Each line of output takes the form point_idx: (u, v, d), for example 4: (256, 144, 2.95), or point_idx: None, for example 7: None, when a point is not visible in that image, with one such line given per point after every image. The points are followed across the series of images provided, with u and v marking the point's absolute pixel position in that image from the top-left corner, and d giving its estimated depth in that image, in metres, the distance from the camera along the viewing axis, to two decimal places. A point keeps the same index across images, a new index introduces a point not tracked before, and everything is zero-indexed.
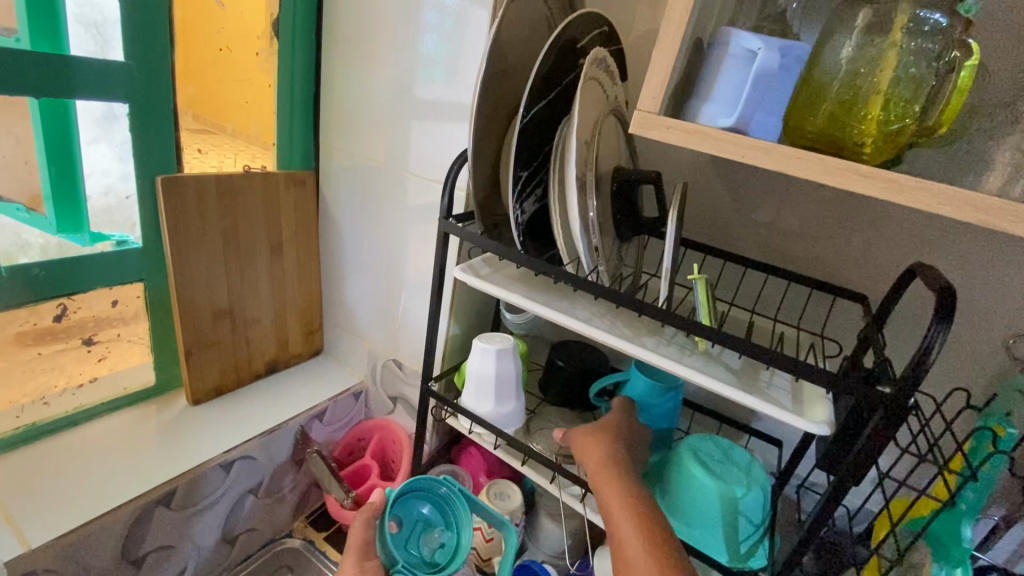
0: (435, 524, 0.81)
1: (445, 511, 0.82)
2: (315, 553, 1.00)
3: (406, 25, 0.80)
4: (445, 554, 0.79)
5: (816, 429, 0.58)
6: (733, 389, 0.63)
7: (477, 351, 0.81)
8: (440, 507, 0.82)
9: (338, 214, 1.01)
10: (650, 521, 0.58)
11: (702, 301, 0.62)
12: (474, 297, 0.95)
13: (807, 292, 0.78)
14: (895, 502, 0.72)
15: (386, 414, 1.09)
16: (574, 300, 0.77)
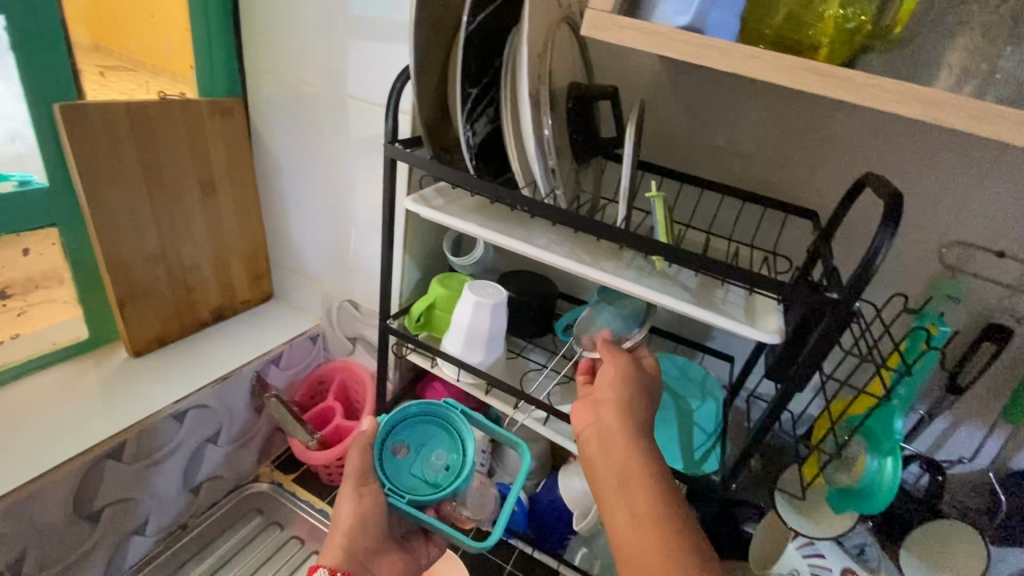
0: (438, 443, 0.75)
1: (450, 428, 0.76)
2: (286, 495, 1.00)
3: None
4: (447, 477, 0.72)
5: (767, 339, 0.59)
6: (689, 306, 0.63)
7: (471, 306, 0.77)
8: (445, 423, 0.77)
9: (275, 147, 0.92)
10: (662, 494, 0.47)
11: (660, 219, 0.60)
12: (430, 233, 0.91)
13: (761, 211, 0.77)
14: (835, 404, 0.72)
15: (346, 355, 1.07)
16: (531, 227, 0.74)
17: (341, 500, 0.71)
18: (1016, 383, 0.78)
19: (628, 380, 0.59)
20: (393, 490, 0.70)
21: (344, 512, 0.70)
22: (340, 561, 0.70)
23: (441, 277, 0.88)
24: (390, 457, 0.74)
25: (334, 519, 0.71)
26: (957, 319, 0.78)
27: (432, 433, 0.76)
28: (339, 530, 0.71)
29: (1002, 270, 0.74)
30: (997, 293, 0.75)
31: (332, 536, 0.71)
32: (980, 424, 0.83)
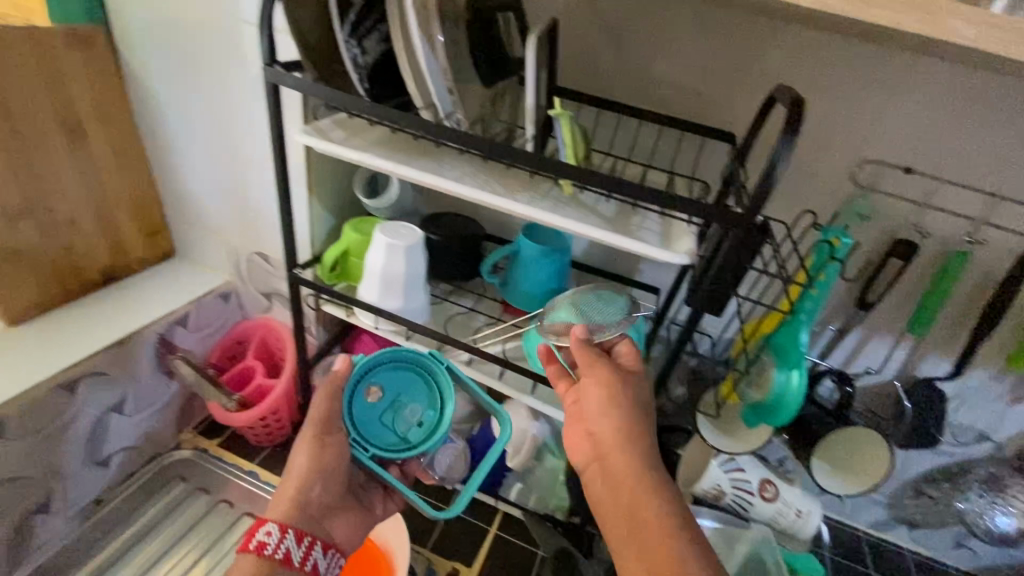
0: (414, 398, 0.69)
1: (426, 385, 0.70)
2: (212, 460, 0.96)
3: None
4: (419, 434, 0.68)
5: (678, 261, 0.58)
6: (602, 232, 0.61)
7: (384, 249, 0.71)
8: (421, 384, 0.70)
9: (150, 82, 0.82)
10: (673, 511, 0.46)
11: (566, 139, 0.57)
12: (340, 174, 0.84)
13: (679, 135, 0.74)
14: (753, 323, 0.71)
15: (263, 313, 1.01)
16: (440, 158, 0.69)
17: (296, 457, 0.67)
18: (919, 294, 0.82)
19: (619, 403, 0.52)
20: (360, 442, 0.67)
21: (301, 463, 0.67)
22: (289, 516, 0.66)
23: (355, 221, 0.82)
24: (360, 405, 0.68)
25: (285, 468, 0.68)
26: (867, 236, 0.80)
27: (408, 391, 0.69)
28: (288, 487, 0.67)
29: (907, 186, 0.75)
30: (904, 208, 0.77)
31: (282, 487, 0.68)
32: (888, 336, 0.87)
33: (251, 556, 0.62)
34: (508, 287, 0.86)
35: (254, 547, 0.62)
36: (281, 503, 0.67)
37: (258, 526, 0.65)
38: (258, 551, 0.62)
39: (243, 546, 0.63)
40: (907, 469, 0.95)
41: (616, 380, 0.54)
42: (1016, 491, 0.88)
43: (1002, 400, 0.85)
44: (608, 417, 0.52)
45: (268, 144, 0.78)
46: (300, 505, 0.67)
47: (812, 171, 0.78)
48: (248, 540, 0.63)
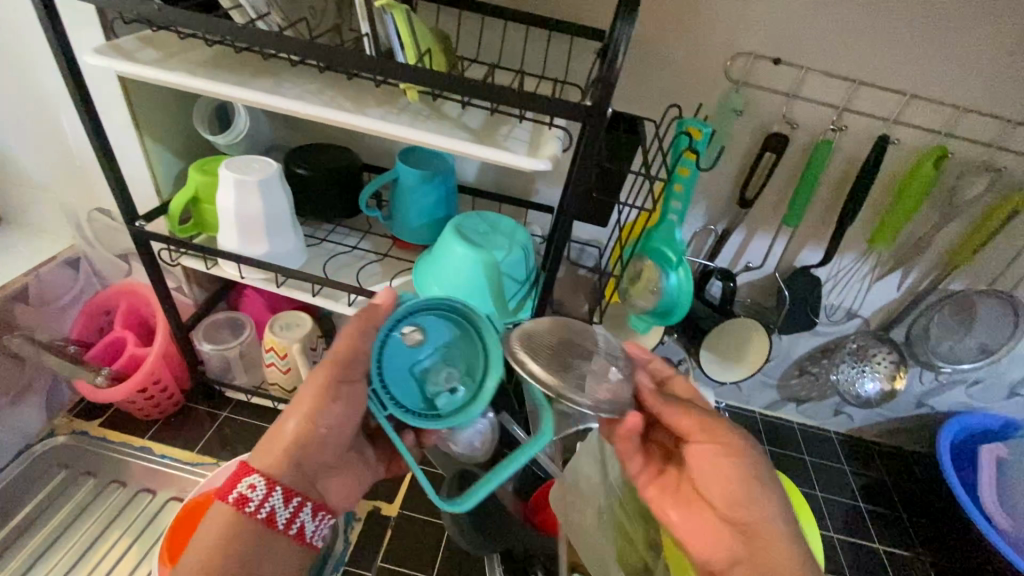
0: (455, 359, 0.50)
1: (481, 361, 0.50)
2: (94, 441, 0.88)
3: None
4: (450, 405, 0.49)
5: (539, 167, 0.55)
6: (460, 142, 0.57)
7: (233, 188, 0.63)
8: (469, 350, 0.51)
9: None
10: None
11: (402, 36, 0.51)
12: (179, 108, 0.73)
13: (547, 36, 0.69)
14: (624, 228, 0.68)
15: (125, 278, 0.90)
16: (280, 76, 0.60)
17: (303, 402, 0.52)
18: (792, 187, 0.85)
19: (757, 490, 0.49)
20: (378, 396, 0.49)
21: (312, 406, 0.51)
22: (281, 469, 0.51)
23: (202, 161, 0.73)
24: (396, 344, 0.49)
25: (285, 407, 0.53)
26: (744, 132, 0.81)
27: (456, 350, 0.51)
28: (283, 433, 0.52)
29: (777, 77, 0.76)
30: (775, 100, 0.78)
31: (277, 425, 0.53)
32: (769, 231, 0.90)
33: (229, 507, 0.50)
34: (393, 221, 0.80)
35: (237, 499, 0.49)
36: (273, 450, 0.52)
37: (242, 474, 0.50)
38: (241, 505, 0.49)
39: (226, 491, 0.50)
40: (791, 351, 1.04)
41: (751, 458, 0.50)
42: (879, 357, 0.98)
43: (867, 278, 0.93)
44: (757, 508, 0.48)
45: (48, 51, 0.67)
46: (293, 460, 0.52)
47: (688, 69, 0.76)
48: (230, 487, 0.50)
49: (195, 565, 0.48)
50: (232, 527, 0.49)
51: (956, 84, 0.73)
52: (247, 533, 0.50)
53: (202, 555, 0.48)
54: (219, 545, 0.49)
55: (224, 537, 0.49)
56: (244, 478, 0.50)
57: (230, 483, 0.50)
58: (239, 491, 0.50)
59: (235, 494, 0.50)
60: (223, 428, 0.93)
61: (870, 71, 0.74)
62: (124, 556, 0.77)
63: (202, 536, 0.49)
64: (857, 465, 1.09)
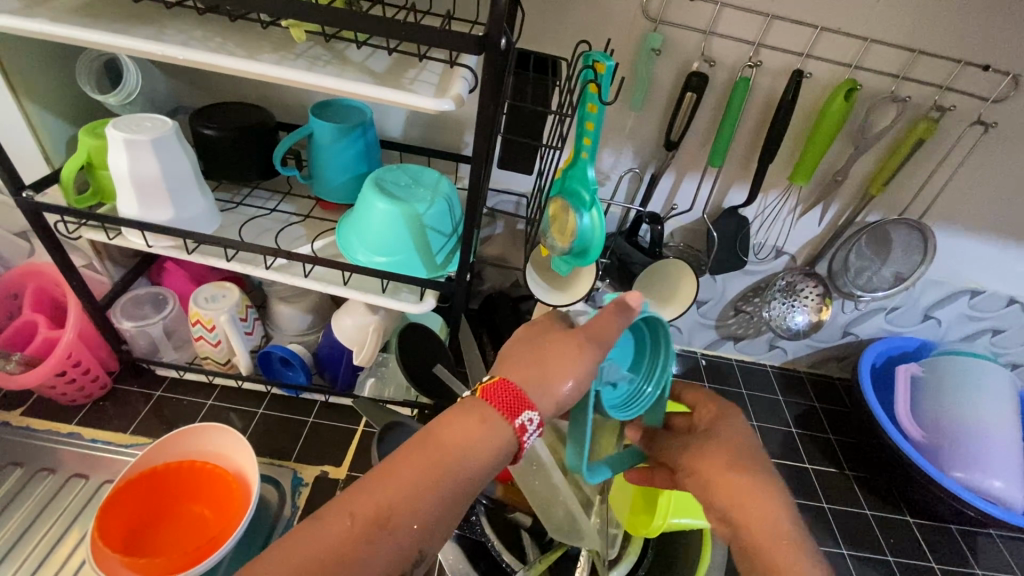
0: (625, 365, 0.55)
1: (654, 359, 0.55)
2: (17, 431, 0.84)
3: None
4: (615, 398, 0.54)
5: (442, 106, 0.53)
6: (360, 85, 0.54)
7: (123, 148, 0.59)
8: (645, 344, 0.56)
9: None
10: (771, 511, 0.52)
11: None
12: (59, 66, 0.67)
13: None
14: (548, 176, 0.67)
15: (29, 258, 0.85)
16: (162, 23, 0.56)
17: (563, 333, 0.48)
18: (715, 126, 0.85)
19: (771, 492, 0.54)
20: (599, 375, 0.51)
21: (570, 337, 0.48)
22: (543, 397, 0.45)
23: (88, 125, 0.67)
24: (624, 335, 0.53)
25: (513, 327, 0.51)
26: (666, 73, 0.81)
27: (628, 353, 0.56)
28: (527, 354, 0.48)
29: (693, 14, 0.75)
30: (694, 38, 0.78)
31: (523, 336, 0.50)
32: (696, 173, 0.92)
33: (491, 411, 0.45)
34: (313, 180, 0.78)
35: (503, 405, 0.45)
36: (526, 365, 0.47)
37: (518, 395, 0.45)
38: (508, 417, 0.44)
39: (491, 391, 0.46)
40: (725, 290, 1.07)
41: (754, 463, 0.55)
42: (806, 291, 1.03)
43: (792, 215, 0.96)
44: (758, 507, 0.52)
45: None
46: (544, 389, 0.45)
47: (605, 9, 0.75)
48: (497, 393, 0.45)
49: (423, 462, 0.43)
50: (477, 438, 0.44)
51: (862, 15, 0.74)
52: (494, 452, 0.44)
53: (434, 448, 0.43)
54: (458, 448, 0.43)
55: (468, 443, 0.43)
56: (517, 394, 0.45)
57: (499, 388, 0.46)
58: (505, 399, 0.45)
59: (501, 401, 0.45)
60: (158, 407, 0.90)
61: (781, 5, 0.74)
62: (63, 539, 0.75)
63: (440, 431, 0.44)
64: (791, 395, 1.14)
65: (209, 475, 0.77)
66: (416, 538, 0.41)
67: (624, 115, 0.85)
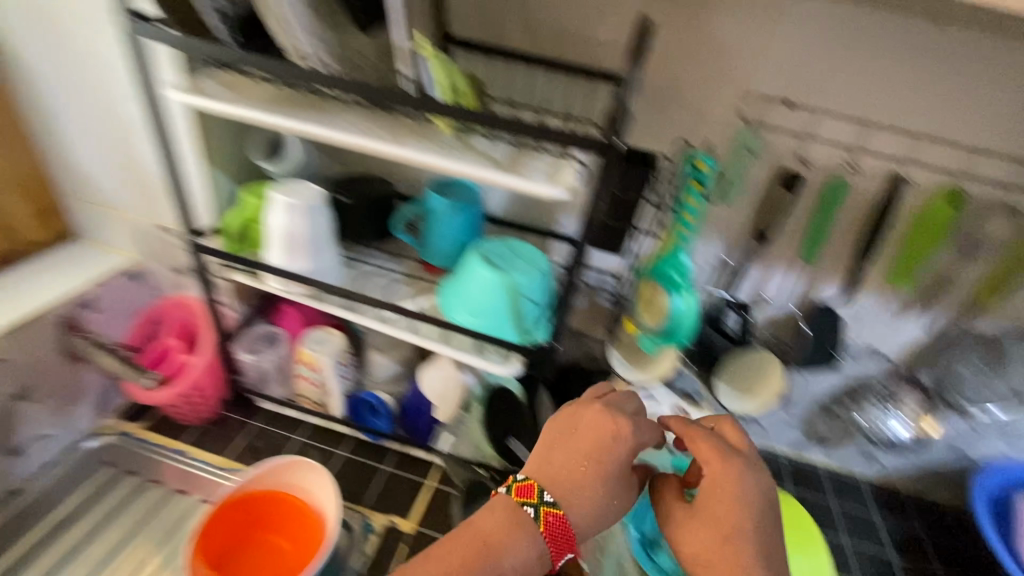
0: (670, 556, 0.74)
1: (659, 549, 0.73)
2: (134, 442, 0.94)
3: None
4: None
5: (556, 194, 0.60)
6: (486, 171, 0.62)
7: (282, 208, 0.70)
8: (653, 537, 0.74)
9: (19, 54, 0.78)
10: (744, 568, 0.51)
11: (436, 77, 0.58)
12: (237, 137, 0.82)
13: (567, 79, 0.76)
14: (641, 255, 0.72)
15: (177, 290, 0.98)
16: (329, 112, 0.68)
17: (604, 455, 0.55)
18: (807, 223, 0.87)
19: None
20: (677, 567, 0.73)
21: (615, 476, 0.55)
22: (581, 524, 0.54)
23: (251, 185, 0.80)
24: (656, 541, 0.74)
25: (573, 438, 0.57)
26: (759, 170, 0.84)
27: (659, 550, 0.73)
28: (589, 491, 0.54)
29: (790, 118, 0.80)
30: (789, 141, 0.81)
31: (593, 463, 0.55)
32: (785, 267, 0.92)
33: (541, 542, 0.53)
34: (424, 247, 0.86)
35: (554, 544, 0.53)
36: (584, 507, 0.54)
37: (564, 527, 0.53)
38: (552, 555, 0.54)
39: (549, 525, 0.53)
40: (813, 389, 1.02)
41: (751, 529, 0.53)
42: (906, 400, 0.96)
43: (889, 317, 0.93)
44: None
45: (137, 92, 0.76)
46: (589, 528, 0.55)
47: (705, 110, 0.81)
48: (553, 531, 0.53)
49: (467, 548, 0.52)
50: (517, 541, 0.52)
51: (971, 127, 0.75)
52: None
53: (476, 537, 0.53)
54: (506, 562, 0.52)
55: (516, 564, 0.52)
56: (569, 539, 0.54)
57: (557, 530, 0.53)
58: (557, 540, 0.53)
59: (552, 543, 0.53)
60: (253, 437, 0.98)
61: (883, 114, 0.77)
62: (155, 551, 0.82)
63: (483, 521, 0.54)
64: (887, 513, 1.04)
65: (296, 510, 0.81)
66: None
67: (715, 206, 0.89)
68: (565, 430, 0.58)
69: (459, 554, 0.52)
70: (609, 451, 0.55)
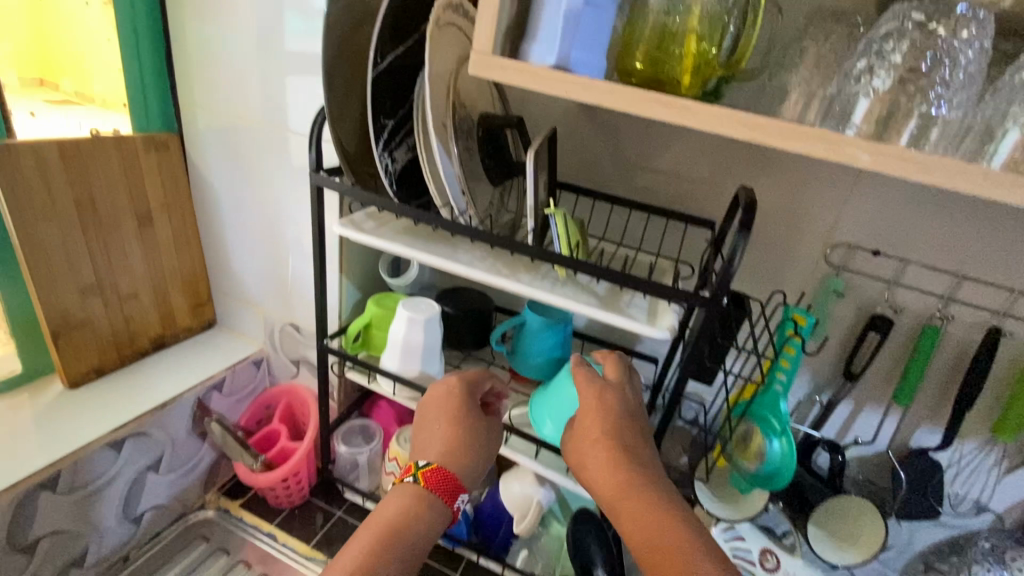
0: None
1: None
2: (234, 521, 1.01)
3: None
4: None
5: (660, 335, 0.65)
6: (593, 309, 0.69)
7: (405, 322, 0.80)
8: None
9: (212, 180, 0.98)
10: (620, 469, 0.57)
11: (560, 233, 0.67)
12: (367, 254, 0.95)
13: (664, 223, 0.85)
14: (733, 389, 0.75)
15: (290, 379, 1.09)
16: (456, 245, 0.78)
17: (456, 419, 0.68)
18: (900, 363, 0.87)
19: None
20: None
21: (472, 432, 0.68)
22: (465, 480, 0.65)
23: (377, 296, 0.91)
24: None
25: (431, 418, 0.69)
26: (846, 312, 0.87)
27: None
28: (461, 448, 0.66)
29: (877, 266, 0.83)
30: (877, 286, 0.85)
31: (452, 427, 0.68)
32: (878, 406, 0.91)
33: (432, 498, 0.62)
34: (516, 356, 0.93)
35: (442, 493, 0.62)
36: (453, 461, 0.65)
37: (453, 483, 0.63)
38: (445, 500, 0.63)
39: (431, 481, 0.62)
40: (914, 541, 0.96)
41: (627, 440, 0.60)
42: (1018, 562, 0.87)
43: (995, 471, 0.88)
44: None
45: (299, 216, 0.93)
46: (467, 476, 0.65)
47: (791, 253, 0.87)
48: (438, 484, 0.62)
49: (376, 531, 0.58)
50: (416, 509, 0.61)
51: None
52: (434, 525, 0.61)
53: (379, 524, 0.59)
54: (412, 525, 0.60)
55: (419, 526, 0.60)
56: (453, 483, 0.63)
57: (439, 479, 0.63)
58: (444, 488, 0.62)
59: (441, 491, 0.62)
60: (335, 528, 1.01)
61: (978, 269, 0.79)
62: None
63: (384, 508, 0.61)
64: None
65: None
66: None
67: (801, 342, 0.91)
68: (429, 415, 0.69)
69: (365, 538, 0.57)
70: (464, 413, 0.69)
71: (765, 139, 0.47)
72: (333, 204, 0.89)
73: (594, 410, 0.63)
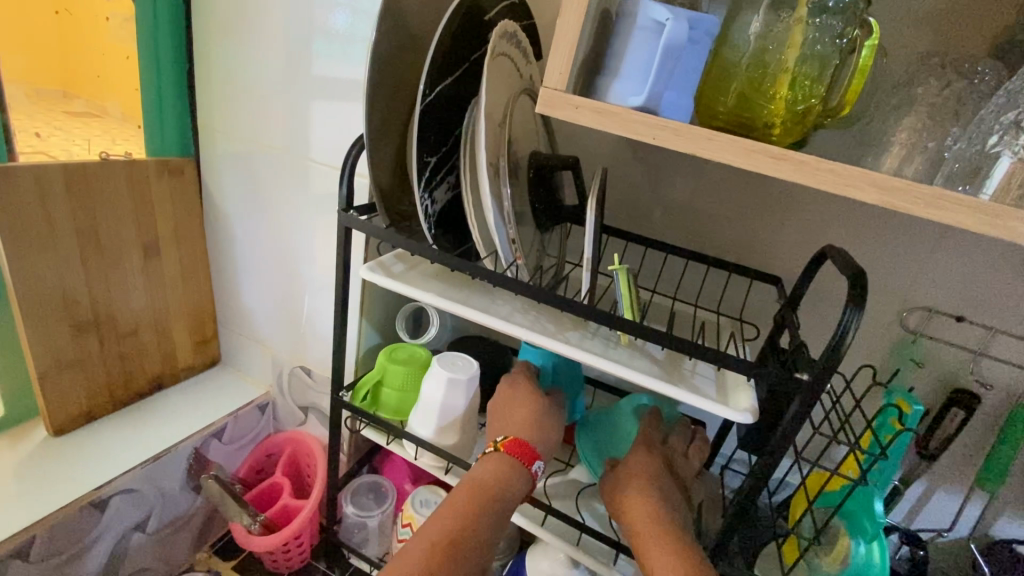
0: None
1: None
2: None
3: (296, 9, 0.72)
4: None
5: (741, 418, 0.55)
6: (657, 381, 0.59)
7: (444, 382, 0.70)
8: None
9: (227, 209, 0.91)
10: (667, 526, 0.57)
11: (623, 293, 0.59)
12: (389, 295, 0.87)
13: (724, 275, 0.77)
14: (813, 479, 0.71)
15: (298, 426, 1.00)
16: (494, 296, 0.69)
17: (527, 402, 0.69)
18: (988, 443, 0.76)
19: None
20: None
21: (543, 414, 0.68)
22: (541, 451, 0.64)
23: (388, 349, 0.80)
24: None
25: (498, 405, 0.70)
26: (921, 381, 0.76)
27: None
28: (528, 424, 0.66)
29: (961, 333, 0.71)
30: (960, 355, 0.73)
31: (526, 407, 0.68)
32: (957, 489, 0.80)
33: (515, 464, 0.60)
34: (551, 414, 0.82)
35: (522, 458, 0.61)
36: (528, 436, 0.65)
37: (529, 449, 0.62)
38: (524, 464, 0.61)
39: (510, 446, 0.62)
40: None
41: (668, 497, 0.61)
42: None
43: None
44: None
45: (317, 251, 0.85)
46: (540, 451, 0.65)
47: None
48: (516, 449, 0.61)
49: (466, 494, 0.56)
50: (502, 473, 0.59)
51: None
52: (521, 487, 0.60)
53: (470, 484, 0.57)
54: (499, 489, 0.58)
55: (506, 490, 0.58)
56: (530, 449, 0.62)
57: (517, 444, 0.62)
58: (522, 455, 0.61)
59: (518, 454, 0.61)
60: None
61: None
62: None
63: (472, 472, 0.59)
64: None
65: None
66: (476, 557, 0.54)
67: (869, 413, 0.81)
68: (501, 404, 0.70)
69: (456, 500, 0.56)
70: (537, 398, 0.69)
71: (900, 205, 0.40)
72: (360, 242, 0.82)
73: (642, 469, 0.63)
